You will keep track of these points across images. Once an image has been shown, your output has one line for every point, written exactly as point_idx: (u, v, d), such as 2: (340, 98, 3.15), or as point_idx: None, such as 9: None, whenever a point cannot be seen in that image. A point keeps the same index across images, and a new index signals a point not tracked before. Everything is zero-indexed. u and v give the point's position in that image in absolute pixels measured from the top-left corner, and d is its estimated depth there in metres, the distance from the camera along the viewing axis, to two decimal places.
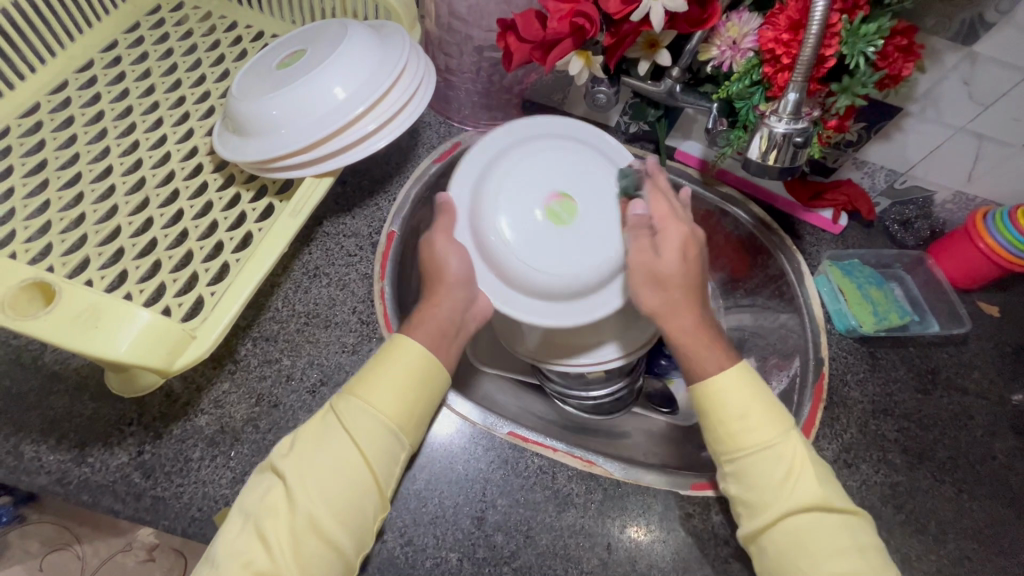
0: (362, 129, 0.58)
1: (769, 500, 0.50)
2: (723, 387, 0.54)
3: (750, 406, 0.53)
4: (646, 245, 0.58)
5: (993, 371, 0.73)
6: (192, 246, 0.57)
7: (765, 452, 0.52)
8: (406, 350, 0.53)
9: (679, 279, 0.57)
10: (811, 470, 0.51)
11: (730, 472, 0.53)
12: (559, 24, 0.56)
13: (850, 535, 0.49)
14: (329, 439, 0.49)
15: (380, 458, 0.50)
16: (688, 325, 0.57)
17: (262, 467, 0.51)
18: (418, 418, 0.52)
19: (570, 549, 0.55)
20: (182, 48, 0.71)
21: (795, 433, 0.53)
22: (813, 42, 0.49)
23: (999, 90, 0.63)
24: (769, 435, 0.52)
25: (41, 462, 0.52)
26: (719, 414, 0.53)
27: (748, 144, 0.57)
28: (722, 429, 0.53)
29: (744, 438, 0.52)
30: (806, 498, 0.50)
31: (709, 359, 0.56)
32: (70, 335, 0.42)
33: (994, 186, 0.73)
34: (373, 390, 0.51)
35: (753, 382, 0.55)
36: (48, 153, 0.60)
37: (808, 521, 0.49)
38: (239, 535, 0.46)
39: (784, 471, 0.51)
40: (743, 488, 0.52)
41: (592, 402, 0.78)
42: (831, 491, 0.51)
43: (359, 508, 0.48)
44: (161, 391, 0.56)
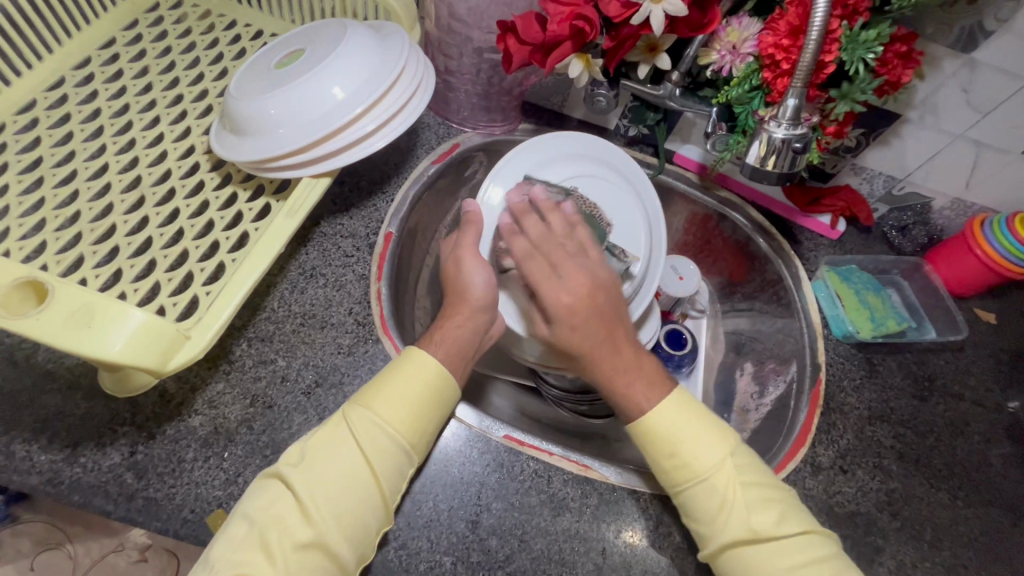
0: (360, 130, 0.58)
1: (709, 530, 0.51)
2: (659, 422, 0.54)
3: (677, 442, 0.53)
4: (544, 276, 0.61)
5: (989, 378, 0.73)
6: (188, 246, 0.56)
7: (699, 484, 0.51)
8: (424, 364, 0.54)
9: (581, 329, 0.59)
10: (741, 500, 0.50)
11: (680, 508, 0.53)
12: (559, 27, 0.57)
13: (793, 558, 0.49)
14: (341, 450, 0.49)
15: (390, 473, 0.50)
16: (608, 370, 0.58)
17: (265, 474, 0.50)
18: (429, 434, 0.53)
19: (565, 553, 0.55)
20: (181, 45, 0.70)
21: (728, 459, 0.52)
22: (813, 47, 0.49)
23: (998, 97, 0.63)
24: (702, 467, 0.52)
25: (32, 462, 0.52)
26: (658, 449, 0.53)
27: (746, 150, 0.57)
28: (660, 465, 0.53)
29: (681, 471, 0.52)
30: (739, 529, 0.49)
31: (631, 399, 0.56)
32: (63, 334, 0.41)
33: (991, 193, 0.74)
34: (388, 404, 0.51)
35: (688, 410, 0.54)
36: (44, 150, 0.60)
37: (754, 550, 0.49)
38: (242, 542, 0.45)
39: (718, 503, 0.51)
40: (690, 519, 0.52)
41: (589, 406, 0.80)
42: (764, 520, 0.50)
43: (365, 522, 0.48)
44: (155, 391, 0.55)
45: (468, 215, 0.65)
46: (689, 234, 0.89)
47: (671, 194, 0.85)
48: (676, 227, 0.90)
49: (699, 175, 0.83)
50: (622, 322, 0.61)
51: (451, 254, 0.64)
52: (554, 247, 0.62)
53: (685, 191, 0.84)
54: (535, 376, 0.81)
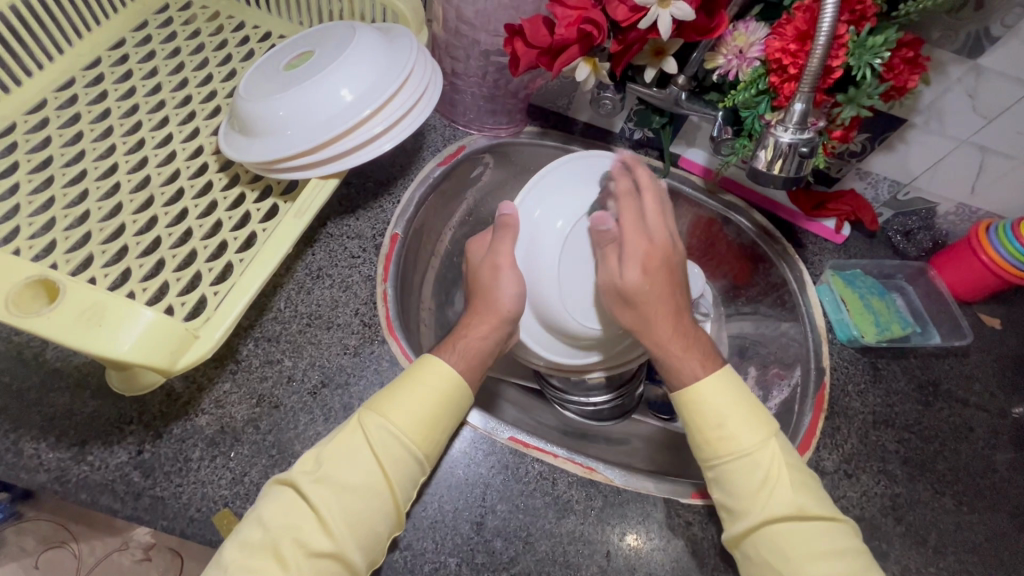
0: (368, 131, 0.58)
1: (747, 507, 0.51)
2: (707, 394, 0.54)
3: (724, 417, 0.54)
4: (612, 264, 0.60)
5: (994, 384, 0.73)
6: (196, 246, 0.57)
7: (741, 459, 0.53)
8: (438, 372, 0.53)
9: (650, 296, 0.58)
10: (784, 480, 0.51)
11: (713, 479, 0.54)
12: (566, 30, 0.57)
13: (827, 541, 0.50)
14: (356, 457, 0.49)
15: (403, 481, 0.50)
16: (666, 335, 0.58)
17: (277, 479, 0.50)
18: (440, 442, 0.52)
19: (569, 555, 0.55)
20: (190, 47, 0.71)
21: (773, 440, 0.53)
22: (820, 53, 0.49)
23: (1003, 103, 0.63)
24: (749, 443, 0.53)
25: (40, 459, 0.52)
26: (701, 421, 0.54)
27: (753, 154, 0.57)
28: (704, 436, 0.54)
29: (723, 445, 0.53)
30: (781, 508, 0.50)
31: (683, 369, 0.57)
32: (71, 331, 0.42)
33: (996, 199, 0.74)
34: (403, 413, 0.51)
35: (733, 388, 0.55)
36: (54, 149, 0.60)
37: (786, 528, 0.50)
38: (256, 549, 0.46)
39: (760, 480, 0.51)
40: (723, 494, 0.53)
41: (593, 408, 0.79)
42: (806, 499, 0.51)
43: (378, 529, 0.48)
44: (162, 391, 0.55)
45: (503, 219, 0.63)
46: (693, 238, 0.89)
47: (675, 198, 0.86)
48: (681, 230, 0.89)
49: (704, 178, 0.83)
50: (684, 285, 0.62)
51: (487, 260, 0.63)
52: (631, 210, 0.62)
53: (689, 195, 0.84)
54: (539, 379, 0.81)
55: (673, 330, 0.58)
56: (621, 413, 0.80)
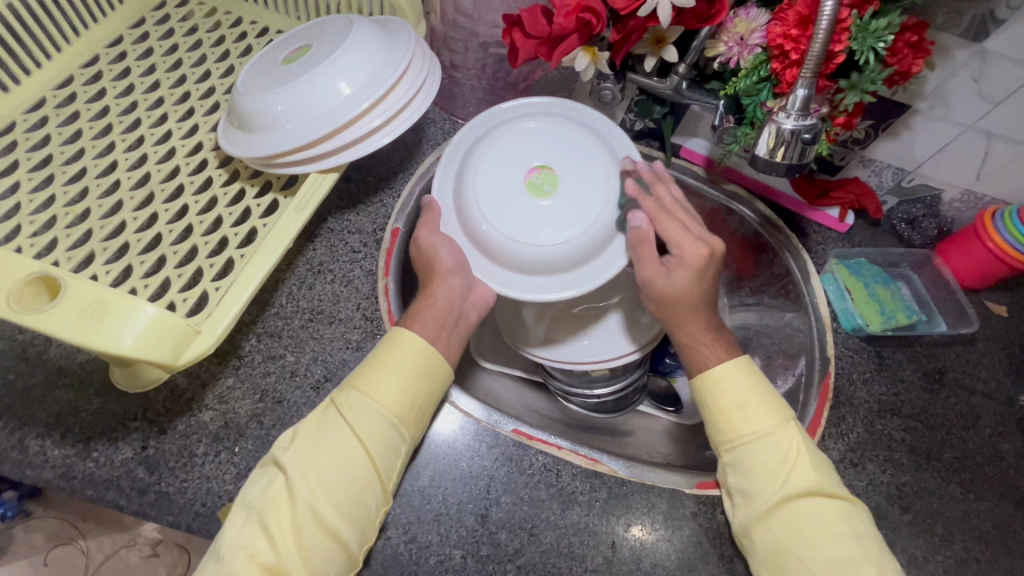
0: (367, 124, 0.58)
1: (764, 488, 0.52)
2: (724, 375, 0.56)
3: (746, 399, 0.55)
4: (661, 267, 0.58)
5: (1001, 371, 0.72)
6: (197, 242, 0.57)
7: (763, 440, 0.53)
8: (407, 341, 0.54)
9: (688, 301, 0.58)
10: (805, 459, 0.52)
11: (730, 462, 0.54)
12: (565, 20, 0.56)
13: (847, 522, 0.50)
14: (331, 430, 0.50)
15: (384, 453, 0.50)
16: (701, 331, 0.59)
17: (266, 460, 0.51)
18: (418, 412, 0.52)
19: (574, 547, 0.55)
20: (188, 43, 0.71)
21: (793, 423, 0.54)
22: (821, 37, 0.48)
23: (1010, 87, 0.62)
24: (768, 423, 0.54)
25: (45, 456, 0.52)
26: (724, 404, 0.55)
27: (755, 141, 0.57)
28: (726, 418, 0.55)
29: (743, 426, 0.54)
30: (803, 485, 0.51)
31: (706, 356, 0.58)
32: (74, 328, 0.42)
33: (1003, 185, 0.73)
34: (374, 383, 0.51)
35: (753, 371, 0.57)
36: (54, 147, 0.61)
37: (806, 510, 0.50)
38: (243, 526, 0.47)
39: (779, 459, 0.52)
40: (742, 477, 0.53)
41: (596, 401, 0.77)
42: (827, 479, 0.52)
43: (362, 502, 0.49)
44: (166, 387, 0.56)
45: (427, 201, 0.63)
46: None
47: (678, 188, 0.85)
48: None
49: (706, 169, 0.83)
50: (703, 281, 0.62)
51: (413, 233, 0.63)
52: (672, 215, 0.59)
53: (692, 186, 0.83)
54: (541, 370, 0.80)
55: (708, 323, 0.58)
56: (624, 406, 0.78)
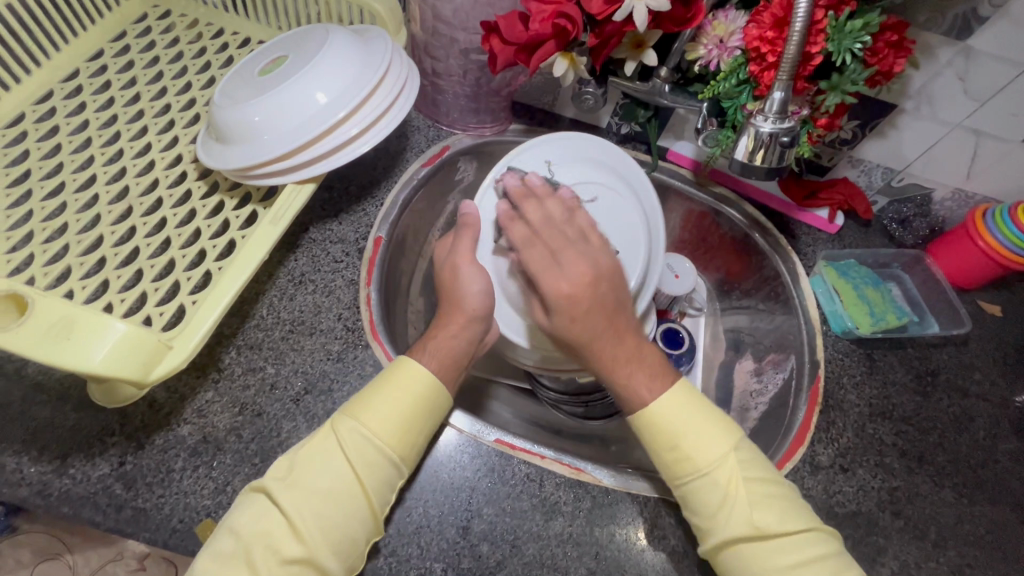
0: (344, 134, 0.57)
1: (711, 524, 0.50)
2: (660, 412, 0.52)
3: (683, 435, 0.51)
4: (546, 264, 0.56)
5: (995, 372, 0.71)
6: (174, 255, 0.57)
7: (703, 478, 0.50)
8: (414, 373, 0.53)
9: (581, 313, 0.55)
10: (745, 495, 0.49)
11: (679, 498, 0.52)
12: (542, 26, 0.56)
13: (796, 554, 0.48)
14: (329, 463, 0.48)
15: (380, 487, 0.49)
16: (612, 355, 0.55)
17: (252, 488, 0.49)
18: (418, 445, 0.52)
19: (558, 558, 0.54)
20: (169, 55, 0.71)
21: (733, 453, 0.51)
22: (797, 39, 0.48)
23: (996, 84, 0.61)
24: (700, 465, 0.50)
25: (22, 474, 0.52)
26: (659, 438, 0.52)
27: (734, 143, 0.56)
28: (662, 458, 0.52)
29: (683, 464, 0.51)
30: (742, 525, 0.49)
31: (635, 388, 0.54)
32: (42, 348, 0.41)
33: (993, 183, 0.72)
34: (377, 415, 0.50)
35: (689, 400, 0.53)
36: (33, 162, 0.61)
37: (750, 547, 0.49)
38: (229, 558, 0.45)
39: (719, 501, 0.49)
40: (691, 514, 0.51)
41: (584, 408, 0.78)
42: (764, 516, 0.49)
43: (354, 535, 0.48)
44: (144, 401, 0.55)
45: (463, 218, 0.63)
46: (686, 231, 0.88)
47: (665, 192, 0.84)
48: (673, 224, 0.89)
49: (693, 172, 0.82)
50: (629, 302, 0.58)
51: (448, 259, 0.62)
52: (555, 234, 0.57)
53: (679, 189, 0.83)
54: (530, 378, 0.80)
55: (618, 340, 0.55)
56: (613, 411, 0.78)
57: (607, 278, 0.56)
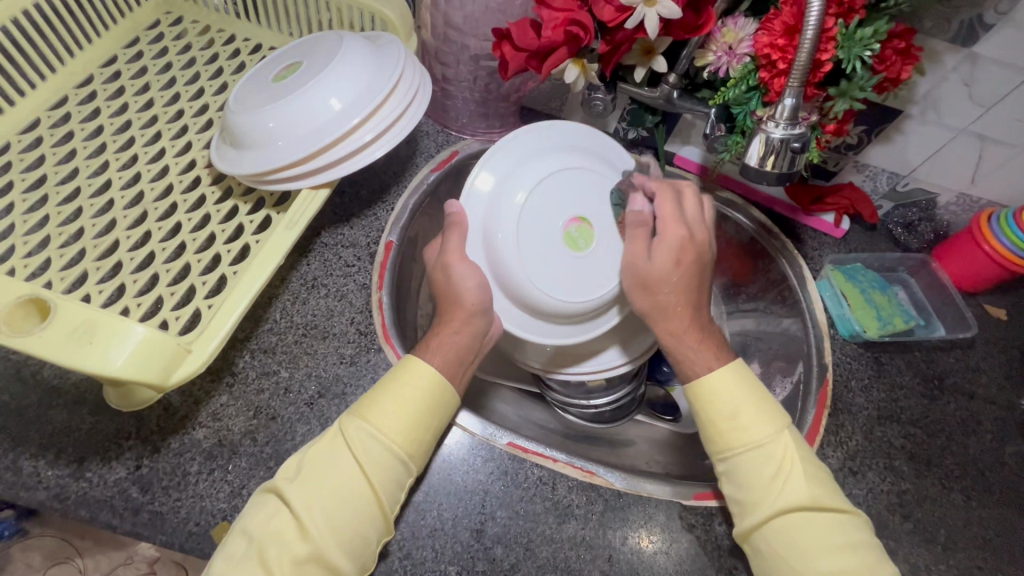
0: (357, 140, 0.58)
1: (760, 498, 0.51)
2: (714, 385, 0.55)
3: (738, 406, 0.53)
4: (640, 248, 0.59)
5: (1001, 376, 0.71)
6: (190, 259, 0.57)
7: (757, 449, 0.52)
8: (420, 373, 0.53)
9: (672, 287, 0.58)
10: (799, 469, 0.51)
11: (723, 471, 0.54)
12: (554, 33, 0.57)
13: (842, 533, 0.49)
14: (339, 463, 0.49)
15: (389, 486, 0.50)
16: (687, 336, 0.58)
17: (264, 489, 0.50)
18: (426, 445, 0.52)
19: (571, 561, 0.54)
20: (181, 61, 0.71)
21: (786, 432, 0.53)
22: (808, 47, 0.48)
23: (1002, 90, 0.62)
24: (753, 439, 0.52)
25: (39, 477, 0.52)
26: (716, 411, 0.54)
27: (745, 149, 0.57)
28: (719, 429, 0.54)
29: (738, 436, 0.53)
30: (795, 500, 0.50)
31: (696, 361, 0.57)
32: (65, 352, 0.42)
33: (998, 188, 0.73)
34: (383, 414, 0.51)
35: (745, 379, 0.55)
36: (48, 168, 0.61)
37: (797, 522, 0.50)
38: (242, 559, 0.46)
39: (772, 472, 0.51)
40: (736, 487, 0.53)
41: (594, 411, 0.77)
42: (819, 491, 0.51)
43: (364, 534, 0.48)
44: (159, 405, 0.56)
45: (451, 217, 0.60)
46: None
47: None
48: None
49: (700, 176, 0.82)
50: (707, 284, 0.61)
51: (438, 260, 0.60)
52: (668, 219, 0.59)
53: None
54: (539, 381, 0.79)
55: (690, 322, 0.58)
56: (622, 415, 0.78)
57: (699, 257, 0.59)
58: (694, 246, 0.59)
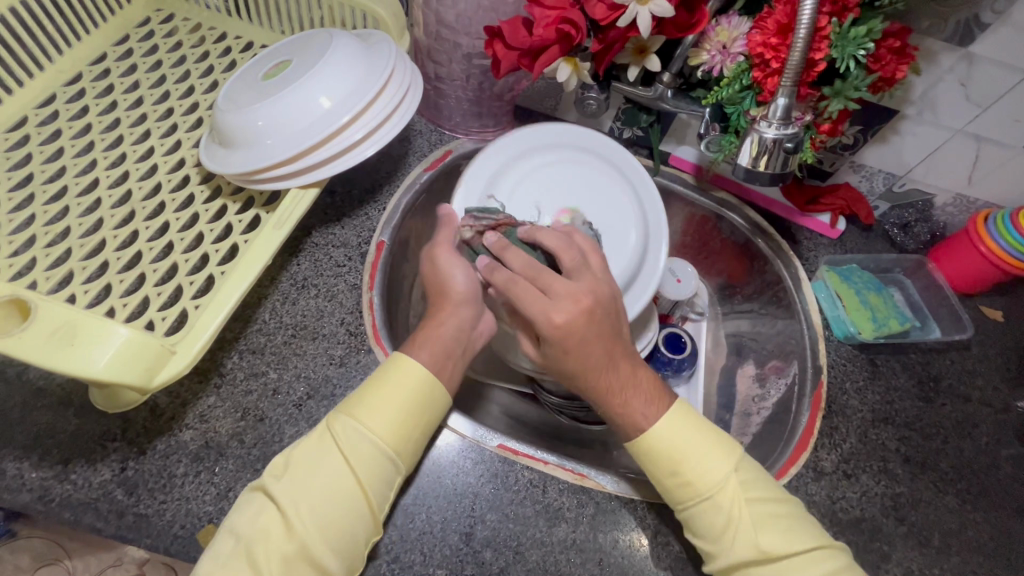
0: (347, 139, 0.57)
1: (717, 548, 0.51)
2: (659, 438, 0.53)
3: (680, 461, 0.52)
4: (535, 304, 0.54)
5: (997, 378, 0.71)
6: (177, 259, 0.56)
7: (705, 503, 0.51)
8: (409, 369, 0.52)
9: (580, 347, 0.54)
10: (746, 519, 0.50)
11: (682, 520, 0.53)
12: (546, 31, 0.56)
13: (805, 575, 0.49)
14: (325, 461, 0.48)
15: (378, 483, 0.49)
16: (606, 390, 0.55)
17: (252, 488, 0.49)
18: (415, 442, 0.51)
19: (561, 565, 0.54)
20: (172, 59, 0.71)
21: (734, 477, 0.52)
22: (801, 46, 0.48)
23: (998, 90, 0.61)
24: (700, 491, 0.51)
25: (23, 479, 0.52)
26: (659, 469, 0.53)
27: (738, 149, 0.56)
28: (663, 483, 0.53)
29: (688, 490, 0.52)
30: (745, 550, 0.50)
31: (632, 417, 0.54)
32: (45, 354, 0.41)
33: (994, 189, 0.72)
34: (372, 411, 0.50)
35: (690, 424, 0.54)
36: (35, 166, 0.60)
37: (756, 574, 0.49)
38: (228, 559, 0.45)
39: (723, 523, 0.50)
40: (695, 535, 0.52)
41: (587, 414, 0.78)
42: (771, 538, 0.50)
43: (352, 532, 0.48)
44: (146, 407, 0.55)
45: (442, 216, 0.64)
46: (687, 236, 0.88)
47: (668, 196, 0.84)
48: (674, 229, 0.88)
49: (695, 176, 0.82)
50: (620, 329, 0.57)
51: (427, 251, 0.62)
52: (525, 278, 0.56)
53: (682, 193, 0.83)
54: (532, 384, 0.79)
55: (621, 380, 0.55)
56: None
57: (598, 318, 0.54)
58: (588, 304, 0.54)
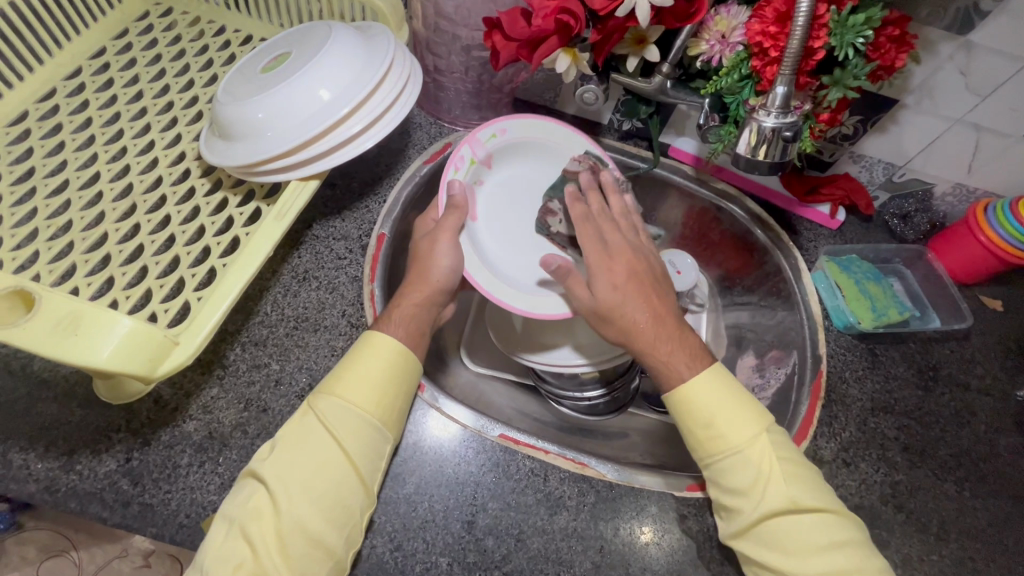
0: (347, 131, 0.57)
1: (743, 505, 0.51)
2: (697, 393, 0.55)
3: (713, 414, 0.54)
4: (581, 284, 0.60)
5: (997, 367, 0.71)
6: (179, 252, 0.57)
7: (735, 456, 0.53)
8: (383, 343, 0.54)
9: (622, 306, 0.58)
10: (779, 476, 0.51)
11: (708, 477, 0.54)
12: (544, 22, 0.56)
13: (822, 535, 0.49)
14: (311, 438, 0.49)
15: (367, 455, 0.50)
16: (650, 338, 0.57)
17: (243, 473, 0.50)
18: (397, 408, 0.53)
19: (562, 552, 0.54)
20: (171, 53, 0.71)
21: (765, 435, 0.53)
22: (800, 34, 0.48)
23: (996, 80, 0.61)
24: (714, 451, 0.53)
25: (29, 470, 0.52)
26: (693, 420, 0.54)
27: (737, 139, 0.56)
28: (696, 435, 0.55)
29: (716, 443, 0.53)
30: (776, 502, 0.50)
31: (670, 369, 0.56)
32: (48, 343, 0.42)
33: (993, 178, 0.72)
34: (350, 385, 0.51)
35: (722, 382, 0.56)
36: (37, 160, 0.61)
37: (785, 525, 0.50)
38: (225, 540, 0.46)
39: (753, 476, 0.51)
40: (720, 492, 0.53)
41: (587, 403, 0.78)
42: (800, 492, 0.51)
43: (347, 505, 0.49)
44: (150, 398, 0.56)
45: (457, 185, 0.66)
46: (686, 228, 0.88)
47: (667, 188, 0.84)
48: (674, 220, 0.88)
49: (694, 168, 0.81)
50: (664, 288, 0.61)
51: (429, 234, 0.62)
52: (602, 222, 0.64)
53: (681, 184, 0.82)
54: (533, 374, 0.79)
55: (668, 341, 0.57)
56: (616, 408, 0.79)
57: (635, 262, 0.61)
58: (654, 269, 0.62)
